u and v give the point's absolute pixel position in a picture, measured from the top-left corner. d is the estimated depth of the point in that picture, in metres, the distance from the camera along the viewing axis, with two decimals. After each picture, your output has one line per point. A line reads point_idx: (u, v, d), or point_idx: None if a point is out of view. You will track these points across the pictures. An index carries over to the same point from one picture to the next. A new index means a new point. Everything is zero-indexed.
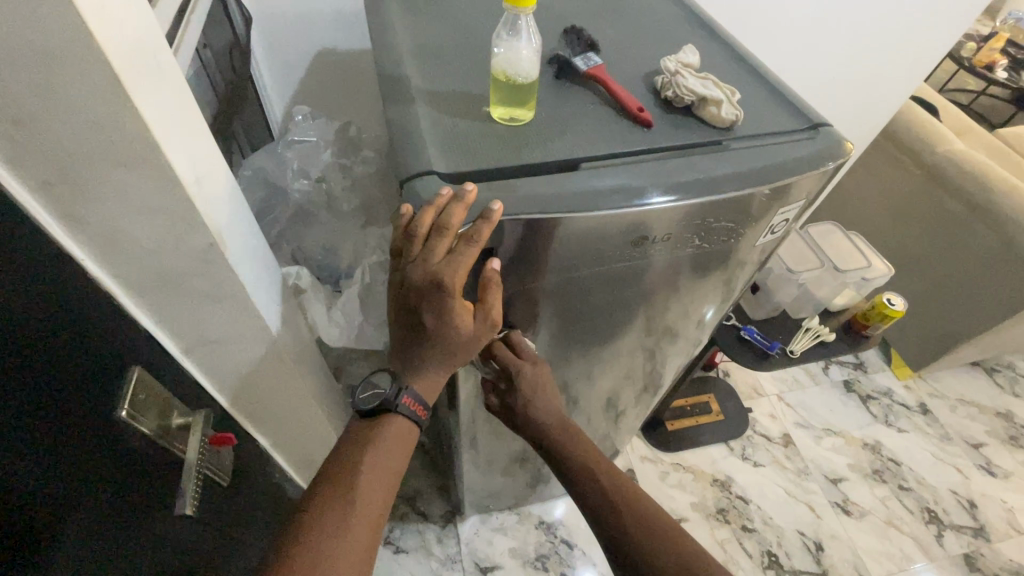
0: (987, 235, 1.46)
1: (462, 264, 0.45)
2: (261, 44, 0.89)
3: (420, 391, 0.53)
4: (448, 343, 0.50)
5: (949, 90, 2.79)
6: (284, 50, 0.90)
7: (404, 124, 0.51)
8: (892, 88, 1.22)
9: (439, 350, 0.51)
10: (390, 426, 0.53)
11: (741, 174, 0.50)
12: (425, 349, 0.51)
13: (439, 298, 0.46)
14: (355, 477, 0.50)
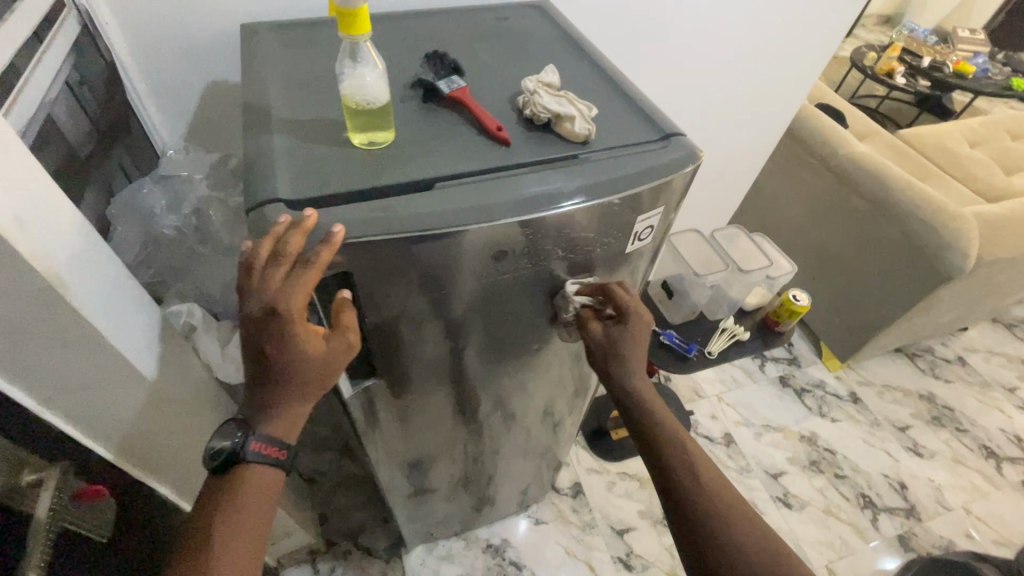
0: (891, 229, 1.55)
1: (301, 286, 0.45)
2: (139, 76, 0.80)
3: (274, 432, 0.50)
4: (301, 375, 0.49)
5: (859, 95, 3.00)
6: (165, 80, 0.81)
7: (258, 151, 0.51)
8: (785, 93, 1.37)
9: (294, 384, 0.49)
10: (246, 482, 0.50)
11: (589, 186, 0.52)
12: (276, 388, 0.49)
13: (283, 327, 0.46)
14: (207, 541, 0.48)
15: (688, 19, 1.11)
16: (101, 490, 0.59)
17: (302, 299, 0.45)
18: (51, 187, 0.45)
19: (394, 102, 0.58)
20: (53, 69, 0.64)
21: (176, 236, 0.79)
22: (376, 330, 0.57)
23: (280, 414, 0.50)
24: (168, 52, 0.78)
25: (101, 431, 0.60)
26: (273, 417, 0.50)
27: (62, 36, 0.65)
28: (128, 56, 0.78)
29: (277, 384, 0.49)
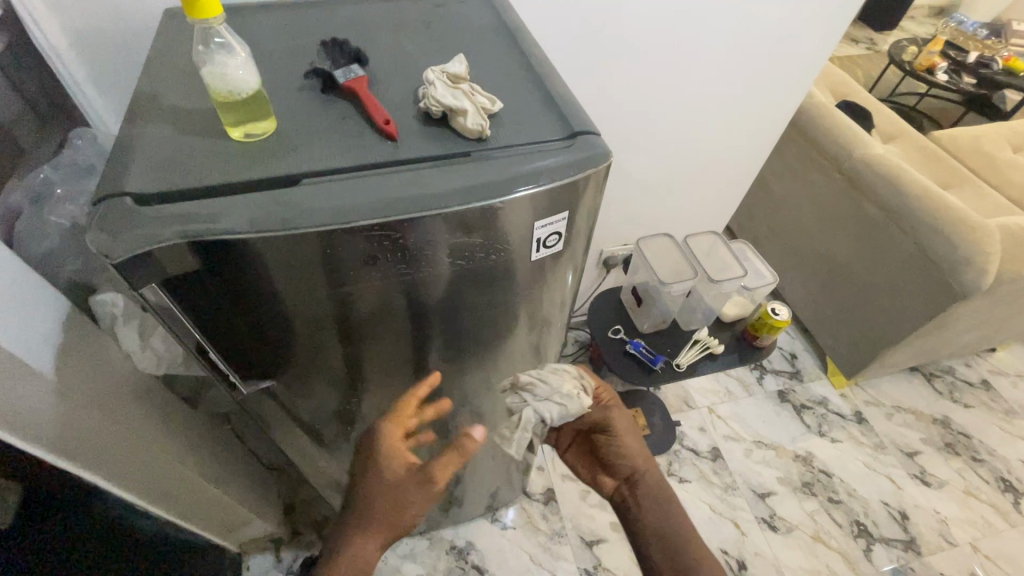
0: (903, 241, 1.44)
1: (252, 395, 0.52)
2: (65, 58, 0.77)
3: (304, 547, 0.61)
4: (391, 512, 0.67)
5: (897, 94, 2.80)
6: (93, 60, 0.78)
7: (127, 144, 0.49)
8: (782, 89, 1.27)
9: (378, 519, 0.67)
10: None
11: (469, 186, 0.48)
12: (371, 524, 0.67)
13: (382, 472, 0.67)
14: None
15: (656, 25, 1.03)
16: (1, 481, 0.60)
17: (405, 452, 0.69)
18: None
19: (289, 90, 0.55)
20: None
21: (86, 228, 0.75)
22: (252, 333, 0.54)
23: (364, 540, 0.68)
24: (88, 32, 0.75)
25: (33, 431, 0.61)
26: (359, 541, 0.67)
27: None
28: (62, 43, 0.75)
29: (372, 519, 0.67)
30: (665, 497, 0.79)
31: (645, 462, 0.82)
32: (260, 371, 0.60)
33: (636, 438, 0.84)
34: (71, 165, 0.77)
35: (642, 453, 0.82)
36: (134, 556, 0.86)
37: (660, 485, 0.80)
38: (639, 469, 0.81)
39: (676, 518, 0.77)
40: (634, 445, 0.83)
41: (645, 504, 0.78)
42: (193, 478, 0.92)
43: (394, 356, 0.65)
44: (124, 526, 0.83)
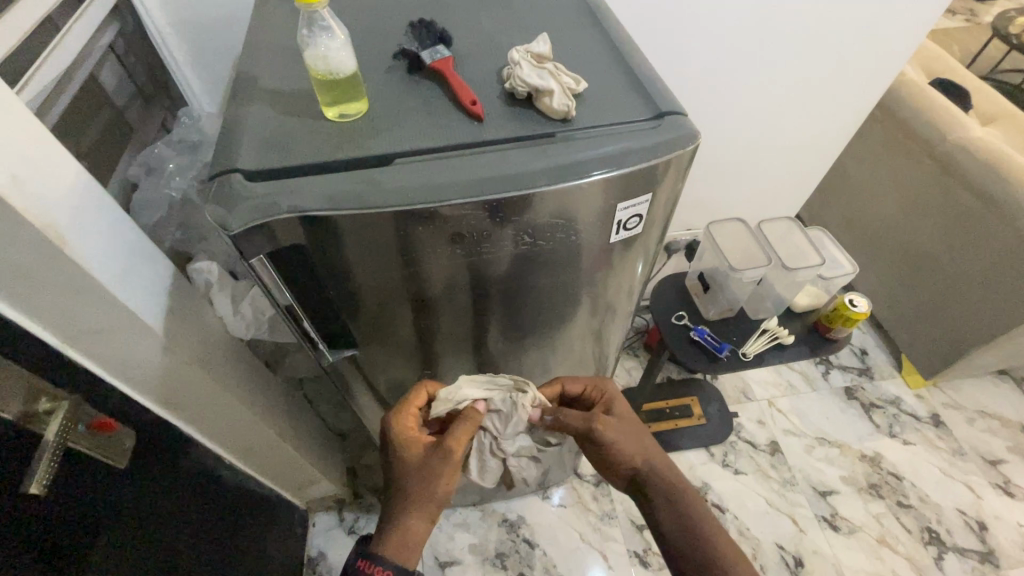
0: (1003, 233, 1.32)
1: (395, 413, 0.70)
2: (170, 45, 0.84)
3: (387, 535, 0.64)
4: (423, 491, 0.66)
5: (999, 71, 2.53)
6: (192, 47, 0.85)
7: (233, 122, 0.52)
8: (870, 67, 1.19)
9: (415, 504, 0.65)
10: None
11: (558, 167, 0.48)
12: (411, 509, 0.65)
13: (404, 454, 0.67)
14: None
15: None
16: (113, 423, 0.65)
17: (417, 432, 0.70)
18: (50, 153, 0.50)
19: (378, 71, 0.57)
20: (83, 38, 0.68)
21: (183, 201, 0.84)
22: (343, 303, 0.58)
23: (408, 531, 0.64)
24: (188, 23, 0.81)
25: (134, 376, 0.67)
26: (401, 534, 0.64)
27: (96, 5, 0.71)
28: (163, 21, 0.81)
29: (411, 504, 0.65)
30: (681, 494, 0.69)
31: (648, 456, 0.71)
32: (345, 339, 0.64)
33: (634, 433, 0.73)
34: (178, 141, 0.86)
35: (643, 450, 0.72)
36: (224, 505, 0.94)
37: (672, 482, 0.70)
38: (644, 465, 0.71)
39: (693, 521, 0.68)
40: (631, 442, 0.71)
41: (659, 506, 0.70)
42: (272, 438, 0.99)
43: (448, 331, 0.67)
44: (215, 476, 0.90)
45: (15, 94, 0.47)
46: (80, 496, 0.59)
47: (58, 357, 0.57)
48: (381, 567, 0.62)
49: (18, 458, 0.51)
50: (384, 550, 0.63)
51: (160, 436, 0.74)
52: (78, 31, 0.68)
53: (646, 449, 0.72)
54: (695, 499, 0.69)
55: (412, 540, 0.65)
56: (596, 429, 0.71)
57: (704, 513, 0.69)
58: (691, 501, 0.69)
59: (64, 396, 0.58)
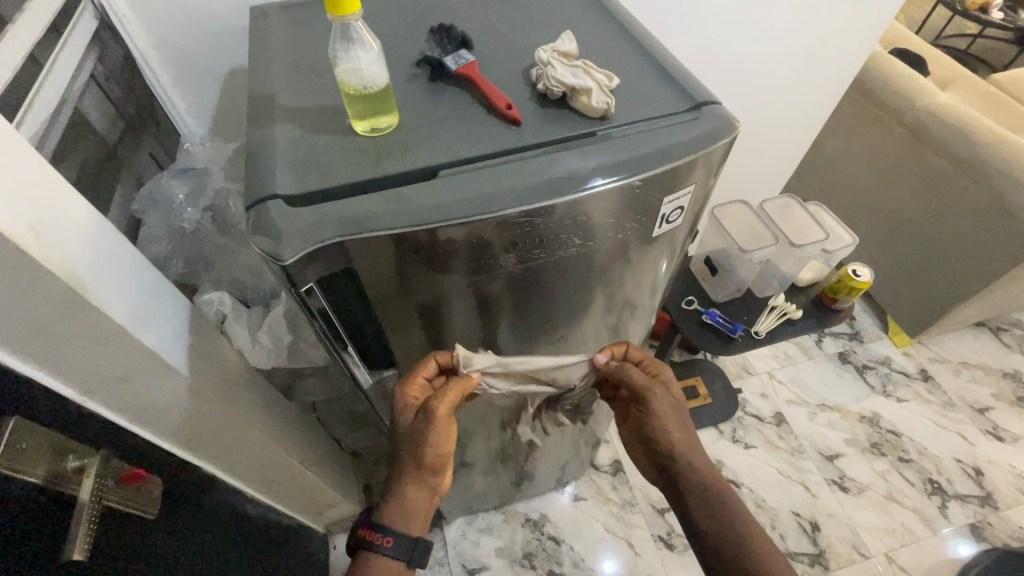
0: (975, 192, 1.39)
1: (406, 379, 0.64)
2: (160, 65, 0.83)
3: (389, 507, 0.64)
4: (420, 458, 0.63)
5: (944, 38, 2.66)
6: (182, 68, 0.84)
7: (261, 144, 0.50)
8: (849, 39, 1.22)
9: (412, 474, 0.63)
10: (381, 558, 0.62)
11: (608, 165, 0.49)
12: (409, 477, 0.63)
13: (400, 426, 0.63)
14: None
15: None
16: (142, 473, 0.60)
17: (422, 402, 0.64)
18: (62, 193, 0.47)
19: (400, 80, 0.56)
20: (64, 75, 0.65)
21: (195, 229, 0.82)
22: (388, 318, 0.57)
23: (407, 501, 0.64)
24: (180, 43, 0.81)
25: (161, 423, 0.64)
26: (404, 502, 0.63)
27: (77, 36, 0.68)
28: (149, 48, 0.81)
29: (410, 472, 0.63)
30: (718, 491, 0.68)
31: (689, 445, 0.69)
32: (387, 355, 0.63)
33: (681, 414, 0.70)
34: (184, 170, 0.85)
35: (686, 435, 0.70)
36: (255, 540, 0.89)
37: (707, 477, 0.68)
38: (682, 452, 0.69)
39: (727, 521, 0.66)
40: (677, 421, 0.69)
41: (694, 499, 0.68)
42: (293, 465, 0.95)
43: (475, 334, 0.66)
44: (242, 512, 0.86)
45: (24, 137, 0.44)
46: (117, 552, 0.55)
47: (78, 410, 0.53)
48: (385, 537, 0.62)
49: (50, 525, 0.47)
50: (388, 519, 0.63)
51: (186, 479, 0.70)
52: (59, 67, 0.64)
53: (688, 435, 0.70)
54: (731, 500, 0.68)
55: (416, 508, 0.64)
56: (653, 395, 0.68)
57: (738, 511, 0.67)
58: (726, 503, 0.68)
59: (90, 451, 0.53)
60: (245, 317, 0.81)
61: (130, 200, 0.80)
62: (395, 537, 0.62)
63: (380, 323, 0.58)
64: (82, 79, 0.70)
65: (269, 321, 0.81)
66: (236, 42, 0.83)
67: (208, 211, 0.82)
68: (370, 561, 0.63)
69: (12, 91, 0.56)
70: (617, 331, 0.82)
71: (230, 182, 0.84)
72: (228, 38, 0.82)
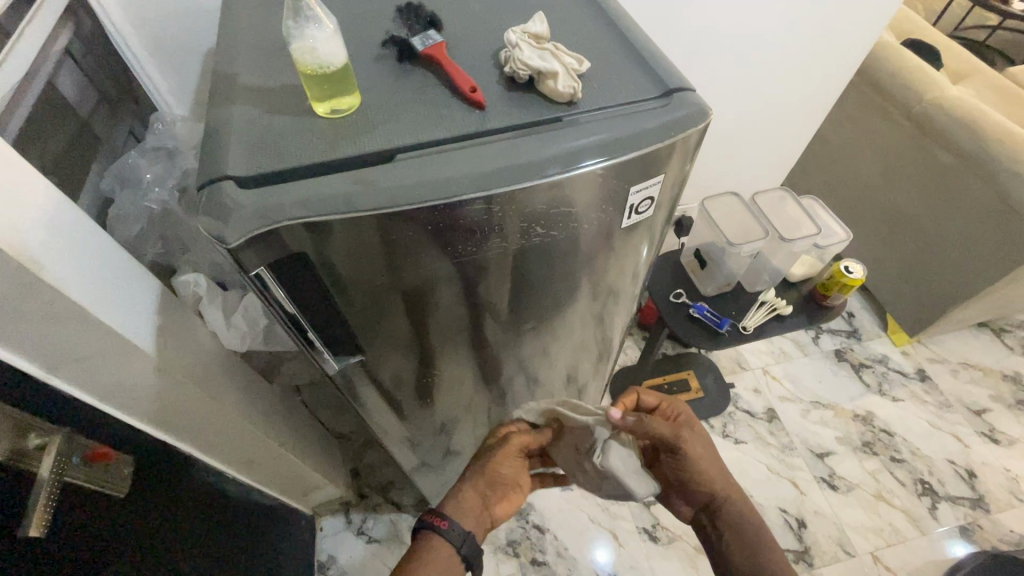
0: (982, 188, 1.35)
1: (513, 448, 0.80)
2: (138, 43, 0.83)
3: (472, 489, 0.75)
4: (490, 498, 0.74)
5: (962, 29, 2.58)
6: (160, 45, 0.84)
7: (218, 125, 0.50)
8: (853, 29, 1.18)
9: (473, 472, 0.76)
10: (439, 544, 0.65)
11: (571, 151, 0.48)
12: (469, 478, 0.74)
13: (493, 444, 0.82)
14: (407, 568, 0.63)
15: None
16: (111, 452, 0.60)
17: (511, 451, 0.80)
18: (16, 172, 0.47)
19: (366, 61, 0.55)
20: (32, 50, 0.64)
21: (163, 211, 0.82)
22: (348, 305, 0.56)
23: (461, 498, 0.71)
24: (158, 19, 0.81)
25: (134, 403, 0.64)
26: (460, 502, 0.71)
27: (45, 11, 0.67)
28: (124, 23, 0.80)
29: (472, 475, 0.75)
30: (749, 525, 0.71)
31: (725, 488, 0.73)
32: (351, 342, 0.62)
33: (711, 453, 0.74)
34: (153, 149, 0.85)
35: (721, 471, 0.73)
36: (234, 520, 0.90)
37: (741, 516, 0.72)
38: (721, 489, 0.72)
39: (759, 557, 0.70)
40: (710, 461, 0.73)
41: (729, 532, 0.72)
42: (273, 448, 0.95)
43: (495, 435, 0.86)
44: (220, 492, 0.86)
45: None
46: (82, 528, 0.55)
47: (42, 388, 0.52)
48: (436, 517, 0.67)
49: (9, 500, 0.47)
50: (447, 510, 0.69)
51: (158, 460, 0.70)
52: (25, 41, 0.63)
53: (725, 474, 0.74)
54: (767, 539, 0.71)
55: (467, 506, 0.71)
56: (682, 440, 0.71)
57: (772, 553, 0.70)
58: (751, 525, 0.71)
59: (54, 430, 0.53)
60: (220, 299, 0.81)
61: (105, 177, 0.80)
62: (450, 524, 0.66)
63: (342, 310, 0.56)
64: (52, 55, 0.70)
65: (244, 305, 0.82)
66: (211, 16, 0.83)
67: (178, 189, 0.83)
68: (426, 547, 0.65)
69: None
70: (598, 322, 0.81)
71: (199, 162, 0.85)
72: (204, 13, 0.82)
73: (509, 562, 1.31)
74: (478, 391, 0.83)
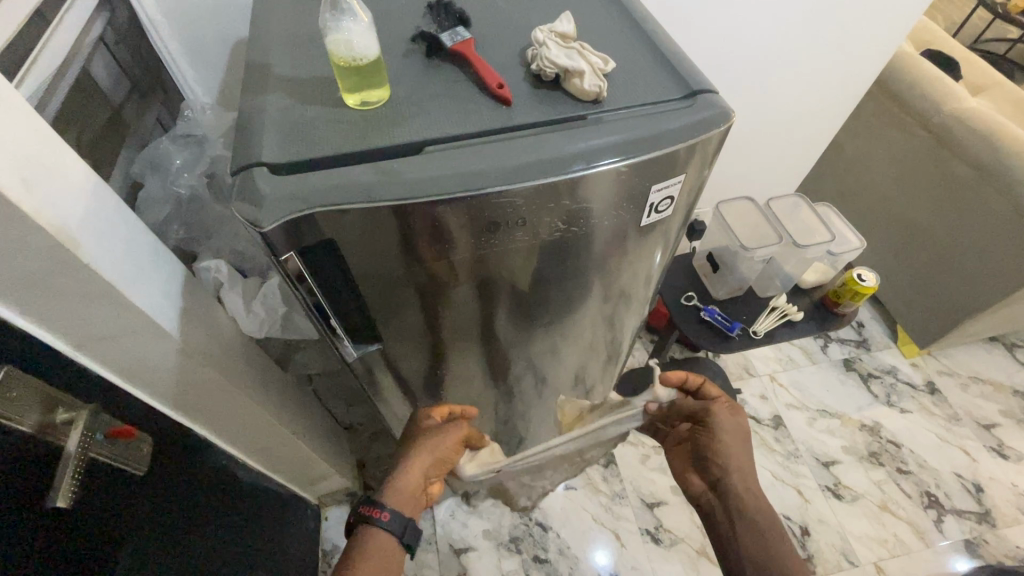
0: (997, 201, 1.34)
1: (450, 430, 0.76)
2: (169, 34, 0.85)
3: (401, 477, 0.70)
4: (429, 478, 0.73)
5: (982, 41, 2.56)
6: (190, 35, 0.86)
7: (251, 113, 0.51)
8: (872, 38, 1.18)
9: (419, 453, 0.72)
10: (376, 535, 0.63)
11: (594, 148, 0.49)
12: (413, 461, 0.71)
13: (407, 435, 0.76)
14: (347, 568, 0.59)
15: None
16: (133, 429, 0.61)
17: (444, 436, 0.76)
18: (58, 152, 0.48)
19: (396, 56, 0.56)
20: (69, 38, 0.66)
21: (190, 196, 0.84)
22: (367, 293, 0.57)
23: (408, 482, 0.69)
24: (189, 10, 0.83)
25: (156, 384, 0.66)
26: (404, 484, 0.68)
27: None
28: (156, 13, 0.82)
29: (415, 458, 0.72)
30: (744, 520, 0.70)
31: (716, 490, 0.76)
32: (368, 331, 0.63)
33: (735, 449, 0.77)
34: (183, 136, 0.87)
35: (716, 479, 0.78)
36: (245, 503, 0.92)
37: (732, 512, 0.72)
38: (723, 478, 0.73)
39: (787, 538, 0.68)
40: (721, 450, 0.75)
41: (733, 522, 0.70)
42: (285, 435, 0.96)
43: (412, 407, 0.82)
44: (233, 476, 0.87)
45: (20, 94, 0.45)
46: (105, 504, 0.57)
47: (70, 365, 0.54)
48: (377, 509, 0.63)
49: (37, 472, 0.48)
50: (387, 498, 0.66)
51: (177, 440, 0.71)
52: (62, 28, 0.65)
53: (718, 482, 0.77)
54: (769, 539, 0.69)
55: (412, 489, 0.68)
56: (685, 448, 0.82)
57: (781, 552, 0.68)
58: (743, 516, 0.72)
59: (81, 405, 0.55)
60: (240, 285, 0.83)
61: (135, 162, 0.82)
62: (393, 511, 0.63)
63: (362, 297, 0.58)
64: (88, 42, 0.72)
65: (264, 291, 0.83)
66: (240, 9, 0.84)
67: (207, 176, 0.84)
68: (364, 539, 0.62)
69: (17, 52, 0.58)
70: (611, 321, 0.82)
71: (226, 150, 0.86)
72: (233, 5, 0.83)
73: (511, 559, 1.31)
74: (488, 384, 0.85)
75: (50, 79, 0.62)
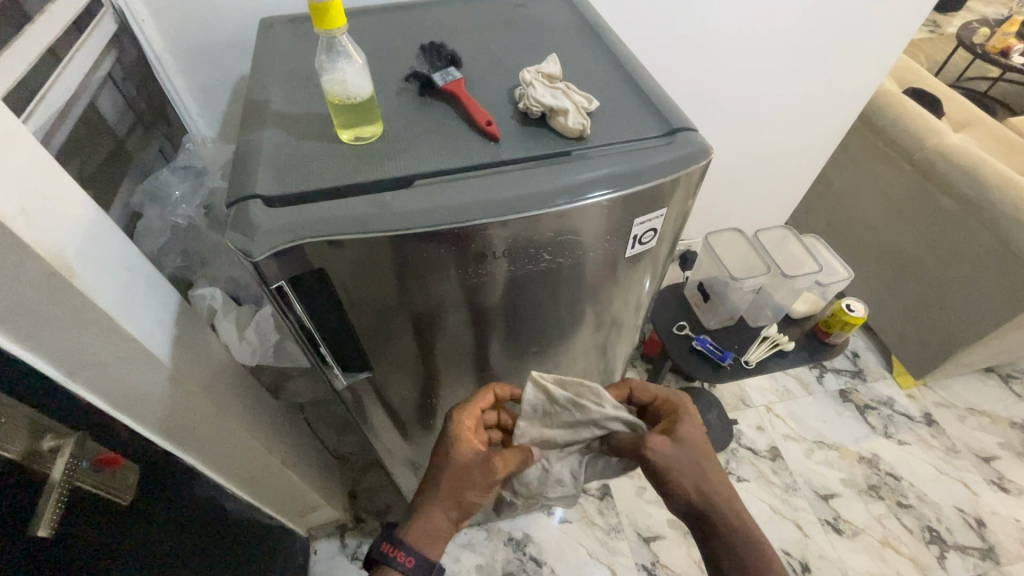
0: (983, 233, 1.37)
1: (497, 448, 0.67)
2: (177, 71, 0.89)
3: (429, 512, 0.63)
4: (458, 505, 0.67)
5: (963, 80, 2.64)
6: (196, 73, 0.90)
7: (248, 147, 0.53)
8: (850, 79, 1.24)
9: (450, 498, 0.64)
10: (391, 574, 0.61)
11: (578, 182, 0.50)
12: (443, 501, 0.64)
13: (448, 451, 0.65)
14: None
15: (723, 17, 1.04)
16: (120, 458, 0.61)
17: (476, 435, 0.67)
18: (59, 182, 0.50)
19: (390, 94, 0.59)
20: (77, 76, 0.69)
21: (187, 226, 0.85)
22: (353, 323, 0.58)
23: (434, 524, 0.63)
24: (195, 50, 0.87)
25: (146, 412, 0.66)
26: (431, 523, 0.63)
27: (93, 39, 0.73)
28: (164, 52, 0.86)
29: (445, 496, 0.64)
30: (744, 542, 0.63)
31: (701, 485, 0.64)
32: (358, 359, 0.64)
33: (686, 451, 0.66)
34: (183, 168, 0.90)
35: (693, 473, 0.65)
36: (232, 534, 0.90)
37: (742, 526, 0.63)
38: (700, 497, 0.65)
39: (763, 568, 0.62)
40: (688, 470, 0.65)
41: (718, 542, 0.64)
42: (274, 465, 0.95)
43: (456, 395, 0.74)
44: (220, 507, 0.86)
45: (23, 128, 0.47)
46: (89, 533, 0.56)
47: (61, 392, 0.55)
48: (405, 555, 0.61)
49: (22, 499, 0.48)
50: (413, 534, 0.62)
51: (164, 468, 0.71)
52: (71, 66, 0.68)
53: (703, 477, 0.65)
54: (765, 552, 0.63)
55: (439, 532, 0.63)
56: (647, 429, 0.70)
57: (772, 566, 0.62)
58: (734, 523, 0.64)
59: (68, 432, 0.55)
60: (234, 312, 0.83)
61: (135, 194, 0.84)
62: (417, 558, 0.61)
63: (349, 326, 0.58)
64: (97, 78, 0.75)
65: (257, 319, 0.83)
66: (244, 49, 0.88)
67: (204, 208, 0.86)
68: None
69: (24, 90, 0.60)
70: (603, 350, 0.83)
71: (224, 182, 0.89)
72: (238, 45, 0.87)
73: None
74: None
75: (57, 113, 0.65)
